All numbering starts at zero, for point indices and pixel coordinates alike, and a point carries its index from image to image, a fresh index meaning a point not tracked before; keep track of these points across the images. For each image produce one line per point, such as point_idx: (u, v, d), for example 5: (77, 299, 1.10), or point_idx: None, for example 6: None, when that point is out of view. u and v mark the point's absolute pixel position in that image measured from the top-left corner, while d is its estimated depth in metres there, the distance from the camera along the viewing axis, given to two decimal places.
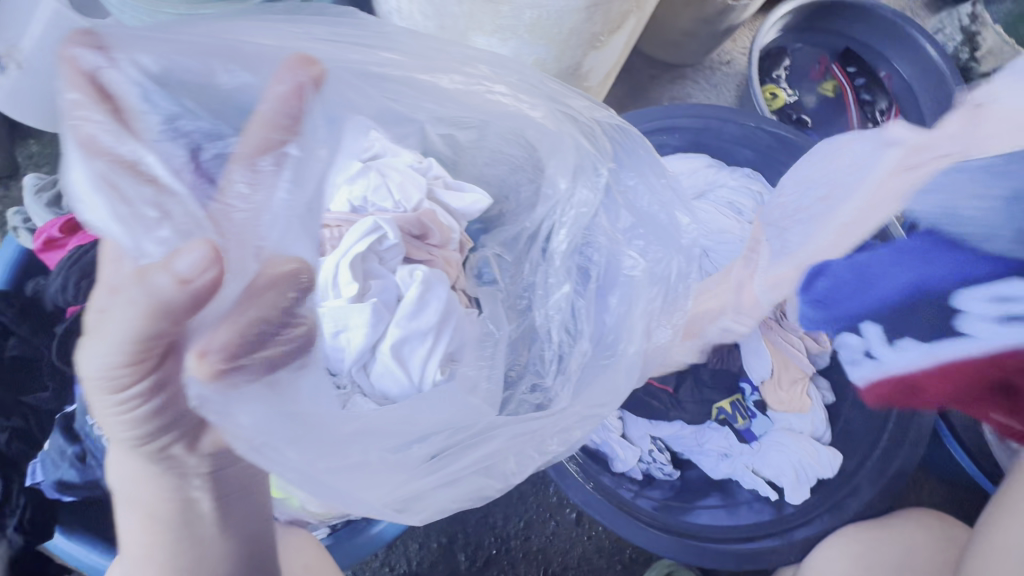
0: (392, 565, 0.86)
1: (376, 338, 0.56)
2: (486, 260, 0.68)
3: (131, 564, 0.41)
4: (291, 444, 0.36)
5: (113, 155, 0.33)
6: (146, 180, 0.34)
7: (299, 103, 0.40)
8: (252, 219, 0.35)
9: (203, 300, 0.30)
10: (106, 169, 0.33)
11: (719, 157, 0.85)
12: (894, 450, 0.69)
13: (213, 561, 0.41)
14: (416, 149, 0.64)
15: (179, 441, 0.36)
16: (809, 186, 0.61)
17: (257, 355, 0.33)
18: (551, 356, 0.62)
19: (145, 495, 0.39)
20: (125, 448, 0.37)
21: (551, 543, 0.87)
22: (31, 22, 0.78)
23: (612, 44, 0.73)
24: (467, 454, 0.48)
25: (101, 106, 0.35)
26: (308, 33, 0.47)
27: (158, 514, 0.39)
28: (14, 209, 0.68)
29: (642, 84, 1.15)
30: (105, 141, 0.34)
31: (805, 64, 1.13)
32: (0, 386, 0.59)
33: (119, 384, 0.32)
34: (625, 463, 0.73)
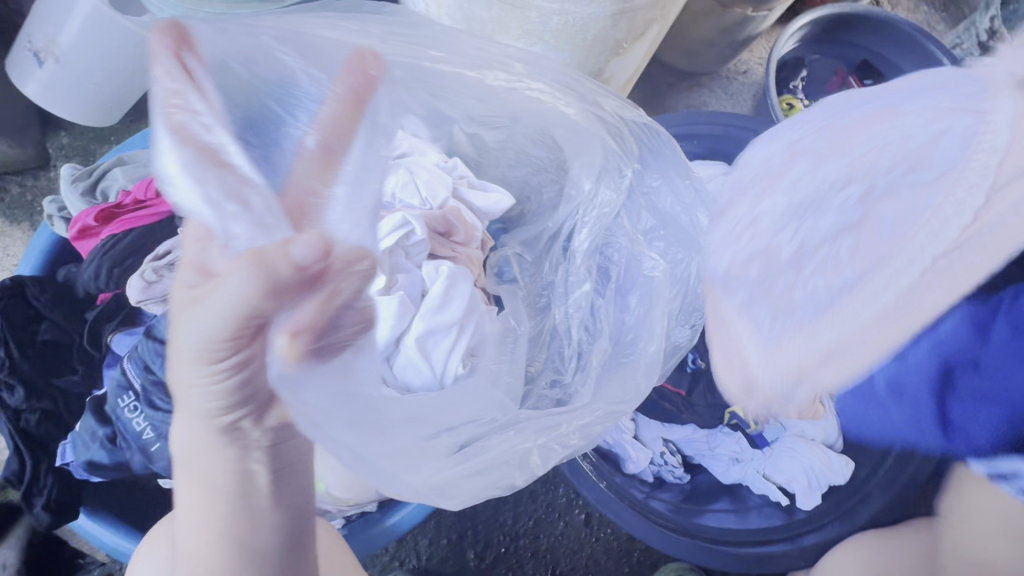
0: (402, 559, 0.87)
1: (401, 330, 0.58)
2: (506, 259, 0.69)
3: (176, 535, 0.43)
4: (346, 423, 0.39)
5: (200, 143, 0.34)
6: (220, 165, 0.34)
7: (366, 97, 0.42)
8: (321, 209, 0.37)
9: (295, 279, 0.32)
10: (194, 157, 0.34)
11: None
12: (906, 458, 0.69)
13: (260, 537, 0.42)
14: (441, 149, 0.66)
15: (249, 414, 0.40)
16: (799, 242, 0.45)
17: (330, 335, 0.35)
18: (570, 354, 0.63)
19: (202, 464, 0.41)
20: (195, 417, 0.40)
21: (559, 543, 0.88)
22: (69, 17, 0.80)
23: (634, 51, 0.75)
24: (495, 444, 0.50)
25: (192, 91, 0.35)
26: (365, 32, 0.50)
27: (212, 483, 0.41)
28: (49, 198, 0.69)
29: (659, 92, 1.16)
30: (195, 128, 0.34)
31: (822, 76, 1.14)
32: (33, 368, 0.61)
33: (217, 355, 0.35)
34: (637, 464, 0.73)
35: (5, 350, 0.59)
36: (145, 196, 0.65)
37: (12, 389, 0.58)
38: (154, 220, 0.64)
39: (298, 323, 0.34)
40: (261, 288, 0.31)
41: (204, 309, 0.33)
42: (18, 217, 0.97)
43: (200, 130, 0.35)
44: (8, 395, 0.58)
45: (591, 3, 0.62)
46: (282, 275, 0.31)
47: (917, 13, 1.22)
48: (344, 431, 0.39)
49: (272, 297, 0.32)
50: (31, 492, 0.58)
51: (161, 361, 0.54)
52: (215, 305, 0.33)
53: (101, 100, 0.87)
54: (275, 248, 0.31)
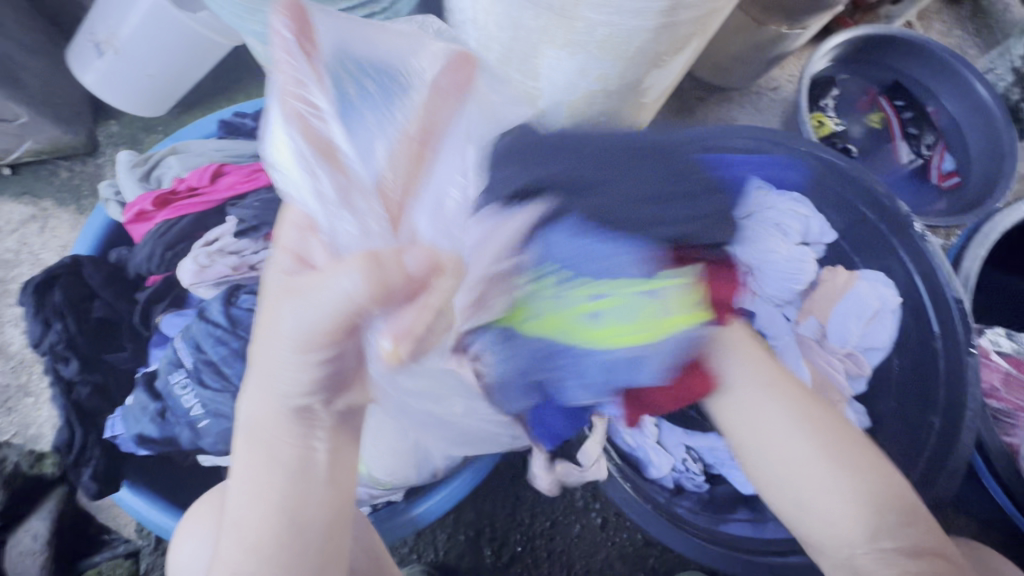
0: (420, 553, 0.88)
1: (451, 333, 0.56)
2: None
3: (233, 505, 0.44)
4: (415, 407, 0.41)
5: (305, 124, 0.37)
6: (324, 145, 0.38)
7: (463, 78, 0.45)
8: (414, 200, 0.41)
9: (402, 284, 0.36)
10: (305, 142, 0.37)
11: (768, 180, 0.87)
12: (931, 479, 0.70)
13: (312, 514, 0.44)
14: None
15: (321, 396, 0.44)
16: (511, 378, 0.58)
17: (421, 342, 0.40)
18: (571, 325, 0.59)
19: (271, 438, 0.44)
20: (273, 396, 0.43)
21: (575, 546, 0.89)
22: (129, 11, 0.83)
23: (672, 64, 0.76)
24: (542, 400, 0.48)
25: (307, 59, 0.39)
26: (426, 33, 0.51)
27: (278, 459, 0.44)
28: (106, 181, 0.72)
29: (688, 105, 1.18)
30: (307, 107, 0.38)
31: (853, 94, 1.15)
32: (86, 342, 0.63)
33: (312, 340, 0.39)
34: (659, 470, 0.77)
35: (61, 322, 0.61)
36: (199, 184, 0.68)
37: (67, 362, 0.61)
38: (207, 207, 0.67)
39: (396, 324, 0.37)
40: (370, 290, 0.36)
41: (309, 300, 0.38)
42: (66, 200, 1.01)
43: (317, 119, 0.38)
44: (64, 367, 0.61)
45: (639, 16, 0.63)
46: (393, 281, 0.36)
47: (949, 37, 1.22)
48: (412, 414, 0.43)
49: (380, 299, 0.36)
50: (78, 461, 0.60)
51: (213, 342, 0.57)
52: (319, 299, 0.38)
53: (152, 89, 0.91)
54: (384, 256, 0.36)
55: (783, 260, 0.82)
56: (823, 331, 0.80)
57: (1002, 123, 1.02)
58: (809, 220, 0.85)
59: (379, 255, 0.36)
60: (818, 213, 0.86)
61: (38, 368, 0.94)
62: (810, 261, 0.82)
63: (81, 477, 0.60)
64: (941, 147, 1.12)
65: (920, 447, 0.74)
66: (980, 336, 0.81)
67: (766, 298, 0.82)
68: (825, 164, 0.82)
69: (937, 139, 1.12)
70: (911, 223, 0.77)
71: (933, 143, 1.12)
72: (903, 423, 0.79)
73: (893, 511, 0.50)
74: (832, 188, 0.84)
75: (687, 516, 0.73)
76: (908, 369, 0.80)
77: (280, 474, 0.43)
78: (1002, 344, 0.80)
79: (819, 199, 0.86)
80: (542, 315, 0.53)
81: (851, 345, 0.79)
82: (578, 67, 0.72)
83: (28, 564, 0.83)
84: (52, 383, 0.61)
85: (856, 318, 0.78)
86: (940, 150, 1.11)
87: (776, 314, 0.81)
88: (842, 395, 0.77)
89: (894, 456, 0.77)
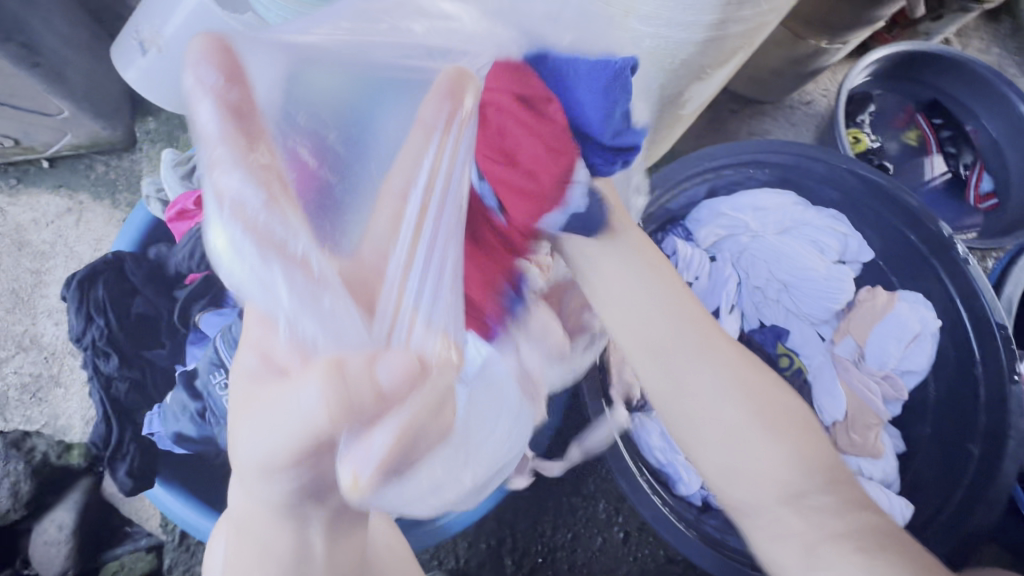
0: (441, 560, 0.88)
1: None
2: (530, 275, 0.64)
3: None
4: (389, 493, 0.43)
5: (249, 221, 0.32)
6: (274, 246, 0.33)
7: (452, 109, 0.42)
8: (378, 286, 0.38)
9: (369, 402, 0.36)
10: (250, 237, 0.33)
11: (804, 195, 0.86)
12: (969, 509, 0.68)
13: None
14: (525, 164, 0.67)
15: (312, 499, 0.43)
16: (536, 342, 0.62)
17: (394, 463, 0.40)
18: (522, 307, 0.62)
19: (263, 532, 0.44)
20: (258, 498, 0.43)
21: (597, 560, 0.88)
22: (174, 10, 0.84)
23: (715, 77, 0.75)
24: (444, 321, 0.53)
25: (240, 134, 0.33)
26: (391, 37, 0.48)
27: (271, 552, 0.44)
28: (147, 178, 0.73)
29: (720, 117, 1.17)
30: (248, 194, 0.33)
31: (890, 111, 1.13)
32: (126, 338, 0.64)
33: (284, 455, 0.39)
34: (688, 487, 0.75)
35: (103, 317, 0.62)
36: None
37: (107, 357, 0.62)
38: None
39: (364, 446, 0.38)
40: (333, 408, 0.35)
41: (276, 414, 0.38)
42: (102, 194, 1.02)
43: (252, 203, 0.33)
44: (104, 362, 0.62)
45: (688, 28, 0.62)
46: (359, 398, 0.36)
47: (989, 55, 1.20)
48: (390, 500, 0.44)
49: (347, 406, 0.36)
50: (114, 457, 0.61)
51: None
52: (286, 413, 0.38)
53: None
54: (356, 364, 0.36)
55: (820, 280, 0.80)
56: (861, 351, 0.79)
57: None
58: (848, 238, 0.82)
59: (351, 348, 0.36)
60: (855, 230, 0.83)
61: (69, 359, 0.95)
62: (848, 281, 0.80)
63: (117, 472, 0.60)
64: (980, 168, 1.10)
65: (957, 475, 0.72)
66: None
67: (799, 316, 0.82)
68: (864, 181, 0.80)
69: (975, 159, 1.11)
70: (954, 246, 0.76)
71: (971, 162, 1.11)
72: (940, 451, 0.77)
73: (823, 477, 0.49)
74: (871, 205, 0.82)
75: (716, 535, 0.72)
76: (945, 395, 0.78)
77: (273, 567, 0.44)
78: None
79: (856, 216, 0.84)
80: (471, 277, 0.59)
81: (889, 367, 0.77)
82: None
83: (53, 551, 0.87)
84: (91, 378, 0.62)
85: (896, 338, 0.77)
86: (978, 170, 1.10)
87: (809, 334, 0.81)
88: (879, 418, 0.76)
89: (929, 483, 0.76)
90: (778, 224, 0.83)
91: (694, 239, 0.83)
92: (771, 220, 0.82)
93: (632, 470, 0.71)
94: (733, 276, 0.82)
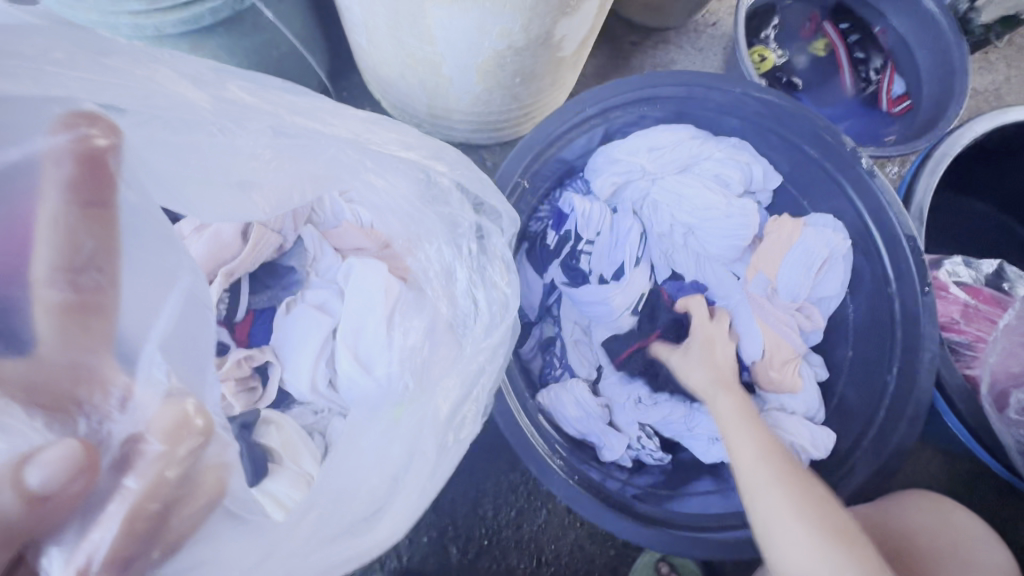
0: (383, 562, 0.85)
1: (337, 405, 0.61)
2: (330, 368, 0.60)
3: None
4: (776, 552, 0.54)
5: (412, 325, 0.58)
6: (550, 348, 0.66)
7: (105, 169, 0.40)
8: (734, 443, 0.61)
9: (152, 524, 0.38)
10: (466, 290, 0.57)
11: (705, 126, 0.80)
12: (892, 425, 0.67)
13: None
14: (256, 98, 0.48)
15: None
16: (319, 369, 0.60)
17: (787, 552, 0.54)
18: (323, 365, 0.60)
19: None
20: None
21: (542, 532, 0.87)
22: None
23: (584, 9, 0.68)
24: (364, 381, 0.57)
25: (393, 338, 0.57)
26: (288, 107, 0.49)
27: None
28: None
29: (622, 53, 1.09)
30: (408, 338, 0.57)
31: (796, 22, 1.08)
32: None
33: (810, 540, 0.53)
34: (614, 452, 0.73)
35: None
36: None
37: None
38: None
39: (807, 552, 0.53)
40: (773, 543, 0.54)
41: None
42: None
43: (86, 329, 0.40)
44: None
45: None
46: (198, 495, 0.41)
47: None
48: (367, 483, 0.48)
49: (273, 547, 0.43)
50: None
51: None
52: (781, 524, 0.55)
53: None
54: (180, 453, 0.40)
55: (722, 216, 0.76)
56: (773, 286, 0.77)
57: (954, 37, 0.93)
58: (752, 167, 0.78)
59: (187, 491, 0.40)
60: (760, 159, 0.79)
61: None
62: (753, 214, 0.76)
63: None
64: (890, 71, 1.05)
65: (876, 399, 0.71)
66: (939, 269, 0.84)
67: (711, 258, 0.79)
68: (765, 105, 0.74)
69: (885, 60, 1.05)
70: (858, 159, 0.71)
71: (881, 66, 1.06)
72: (861, 375, 0.75)
73: (816, 497, 0.56)
74: (772, 129, 0.76)
75: (634, 497, 0.68)
76: (862, 314, 0.76)
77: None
78: (959, 273, 0.84)
79: (760, 142, 0.79)
80: (343, 352, 0.58)
81: (803, 298, 0.77)
82: (475, 24, 0.64)
83: None
84: None
85: (806, 268, 0.76)
86: (889, 73, 1.05)
87: (722, 273, 0.78)
88: (797, 352, 0.74)
89: (853, 407, 0.75)
90: (677, 162, 0.78)
91: (592, 191, 0.79)
92: (669, 159, 0.77)
93: (538, 451, 0.63)
94: (634, 226, 0.78)
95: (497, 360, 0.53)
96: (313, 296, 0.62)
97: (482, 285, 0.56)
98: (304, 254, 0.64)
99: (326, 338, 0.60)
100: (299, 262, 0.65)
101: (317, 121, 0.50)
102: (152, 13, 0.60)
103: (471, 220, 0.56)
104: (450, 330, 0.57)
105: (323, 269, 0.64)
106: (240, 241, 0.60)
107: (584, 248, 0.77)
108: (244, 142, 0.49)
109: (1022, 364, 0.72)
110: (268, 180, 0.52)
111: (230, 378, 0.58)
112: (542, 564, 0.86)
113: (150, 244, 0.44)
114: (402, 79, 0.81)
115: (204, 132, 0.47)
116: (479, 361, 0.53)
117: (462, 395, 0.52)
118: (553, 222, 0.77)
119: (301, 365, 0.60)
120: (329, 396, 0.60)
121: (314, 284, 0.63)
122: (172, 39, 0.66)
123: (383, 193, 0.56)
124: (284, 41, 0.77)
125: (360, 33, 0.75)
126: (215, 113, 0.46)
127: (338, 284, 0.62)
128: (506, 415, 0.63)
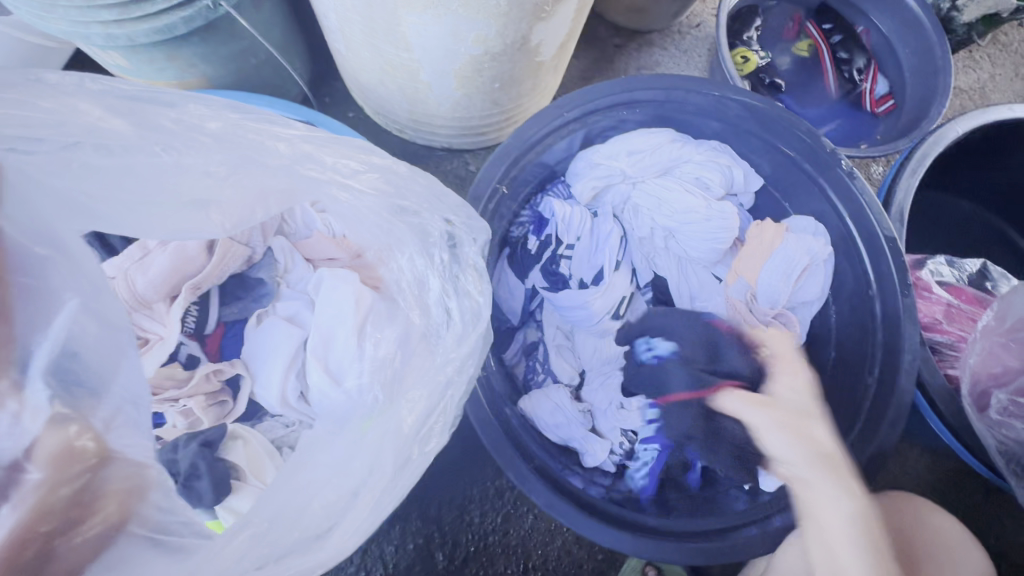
0: (369, 569, 0.85)
1: (306, 416, 0.61)
2: (297, 380, 0.60)
3: None
4: None
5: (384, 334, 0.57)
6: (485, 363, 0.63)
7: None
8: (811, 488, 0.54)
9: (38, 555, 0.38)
10: (438, 299, 0.57)
11: (684, 128, 0.80)
12: (873, 428, 0.67)
13: None
14: (202, 115, 0.50)
15: None
16: (289, 382, 0.59)
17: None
18: (293, 377, 0.59)
19: None
20: None
21: (529, 537, 0.87)
22: None
23: (560, 14, 0.67)
24: (333, 394, 0.57)
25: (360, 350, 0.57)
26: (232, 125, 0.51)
27: None
28: None
29: (606, 55, 1.09)
30: (371, 350, 0.57)
31: (779, 23, 1.09)
32: None
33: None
34: (596, 457, 0.73)
35: None
36: None
37: None
38: None
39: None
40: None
41: None
42: None
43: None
44: None
45: None
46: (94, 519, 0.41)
47: None
48: (321, 500, 0.48)
49: (198, 567, 0.43)
50: None
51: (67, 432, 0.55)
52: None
53: None
54: (70, 476, 0.41)
55: (702, 220, 0.76)
56: (753, 291, 0.77)
57: (937, 36, 0.93)
58: (732, 169, 0.78)
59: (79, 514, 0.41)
60: (739, 162, 0.79)
61: None
62: (733, 217, 0.76)
63: None
64: (873, 71, 1.05)
65: (857, 402, 0.71)
66: (922, 269, 0.85)
67: (692, 261, 0.80)
68: (745, 108, 0.73)
69: (869, 60, 1.05)
70: (837, 159, 0.72)
71: (864, 66, 1.06)
72: (842, 377, 0.75)
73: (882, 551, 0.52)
74: (752, 132, 0.76)
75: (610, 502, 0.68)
76: (844, 318, 0.77)
77: None
78: (943, 273, 0.84)
79: (740, 144, 0.79)
80: (315, 364, 0.58)
81: (782, 304, 0.76)
82: (449, 30, 0.64)
83: None
84: None
85: (786, 274, 0.76)
86: (872, 73, 1.05)
87: (704, 276, 0.79)
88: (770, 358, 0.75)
89: (835, 410, 0.75)
90: (657, 166, 0.78)
91: (573, 195, 0.78)
92: (648, 163, 0.77)
93: (519, 461, 0.62)
94: (614, 230, 0.79)
95: (466, 372, 0.54)
96: (283, 309, 0.63)
97: (455, 295, 0.56)
98: (273, 267, 0.64)
99: (296, 350, 0.60)
100: (269, 275, 0.65)
101: (260, 136, 0.52)
102: (125, 23, 0.60)
103: (442, 228, 0.56)
104: (423, 339, 0.56)
105: (295, 281, 0.64)
106: (206, 254, 0.60)
107: (564, 252, 0.77)
108: (193, 161, 0.50)
109: (1003, 364, 0.72)
110: (229, 196, 0.53)
111: (199, 394, 0.59)
112: (530, 568, 0.86)
113: (45, 268, 0.43)
114: (382, 86, 0.80)
115: (140, 153, 0.48)
116: (448, 376, 0.53)
117: (429, 407, 0.53)
118: (531, 228, 0.77)
119: (272, 379, 0.60)
120: (299, 409, 0.61)
121: (285, 296, 0.63)
122: (147, 50, 0.66)
123: (348, 208, 0.56)
124: (262, 50, 0.77)
125: (337, 40, 0.75)
126: (158, 132, 0.48)
127: (309, 296, 0.63)
128: (486, 425, 0.62)
